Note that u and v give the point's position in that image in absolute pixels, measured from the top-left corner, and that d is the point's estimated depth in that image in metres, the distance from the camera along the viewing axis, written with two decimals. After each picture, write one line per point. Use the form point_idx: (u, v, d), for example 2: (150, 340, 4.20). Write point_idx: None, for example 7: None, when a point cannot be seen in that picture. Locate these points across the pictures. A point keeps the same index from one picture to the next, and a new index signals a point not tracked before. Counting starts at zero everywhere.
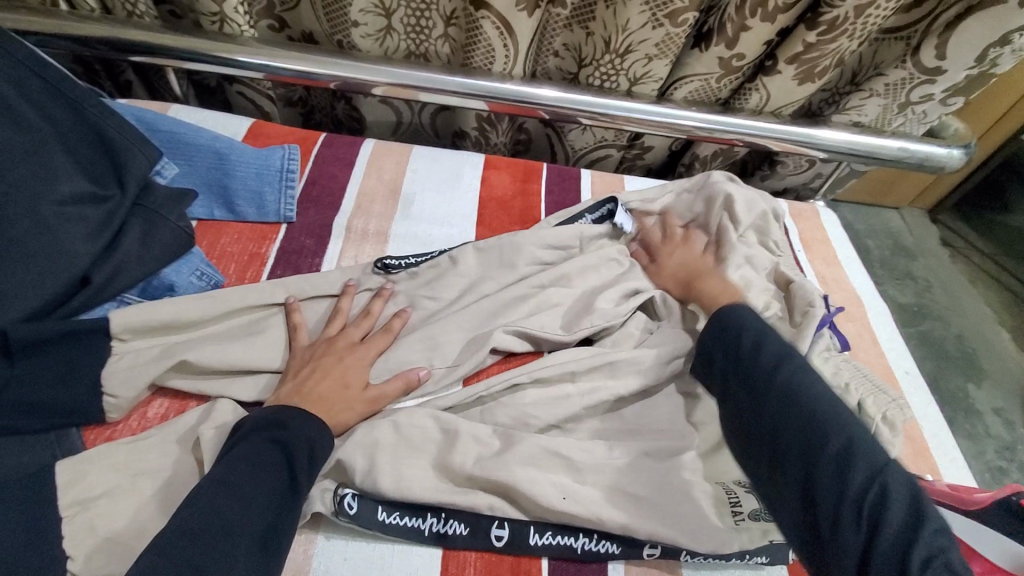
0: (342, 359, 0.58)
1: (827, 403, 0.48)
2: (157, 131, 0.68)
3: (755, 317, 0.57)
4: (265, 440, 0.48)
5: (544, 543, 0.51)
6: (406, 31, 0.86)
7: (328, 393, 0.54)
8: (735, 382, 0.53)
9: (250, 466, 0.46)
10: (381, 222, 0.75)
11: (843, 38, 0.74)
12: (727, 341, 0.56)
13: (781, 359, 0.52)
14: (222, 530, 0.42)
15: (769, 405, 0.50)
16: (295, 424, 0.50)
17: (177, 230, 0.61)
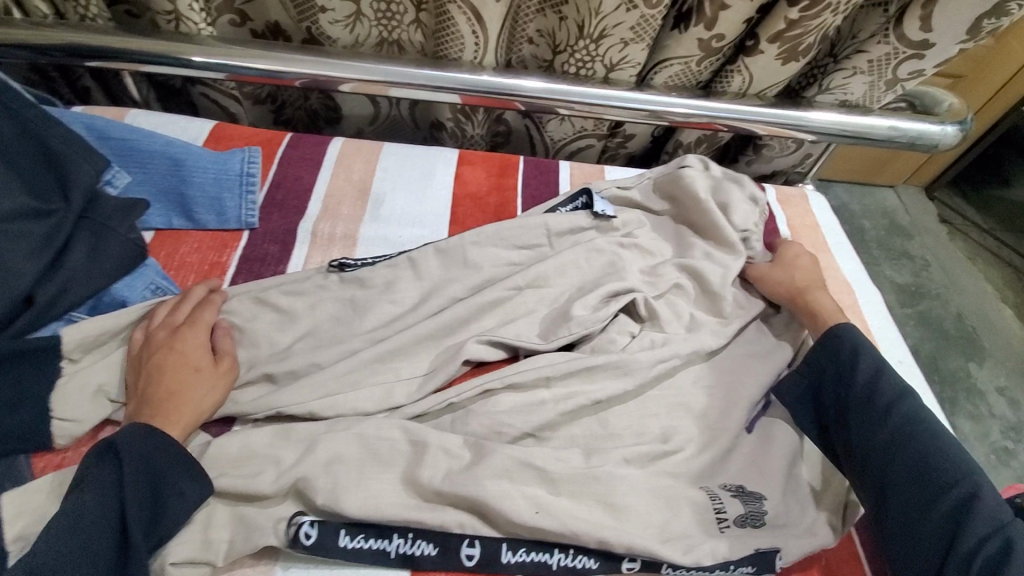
0: (172, 347, 0.54)
1: (946, 448, 0.51)
2: (108, 139, 0.65)
3: (867, 338, 0.60)
4: (105, 477, 0.44)
5: (518, 560, 0.49)
6: (376, 16, 0.82)
7: (168, 392, 0.51)
8: (846, 407, 0.57)
9: (91, 512, 0.42)
10: (348, 225, 0.72)
11: (827, 13, 0.70)
12: (839, 366, 0.59)
13: (898, 395, 0.55)
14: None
15: (885, 441, 0.53)
16: (130, 447, 0.45)
17: (127, 242, 0.59)
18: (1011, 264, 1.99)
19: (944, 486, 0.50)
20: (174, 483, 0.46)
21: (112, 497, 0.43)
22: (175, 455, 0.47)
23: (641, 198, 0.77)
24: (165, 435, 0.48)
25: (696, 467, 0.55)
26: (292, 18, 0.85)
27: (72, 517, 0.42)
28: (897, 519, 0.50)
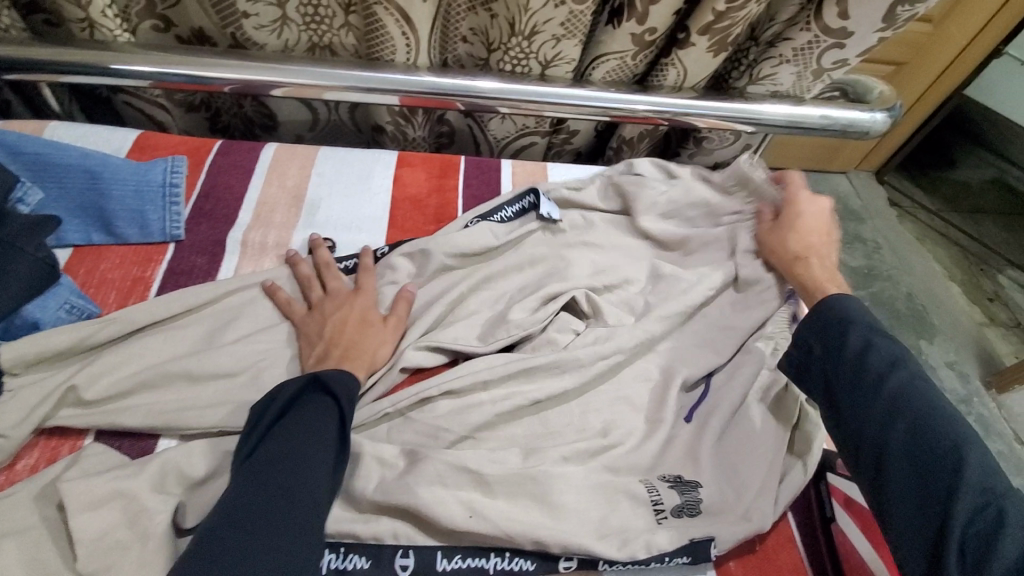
0: (352, 305, 0.61)
1: (941, 419, 0.49)
2: (21, 153, 0.62)
3: (859, 307, 0.57)
4: (313, 412, 0.48)
5: (454, 567, 0.48)
6: (302, 20, 0.81)
7: (353, 340, 0.58)
8: (838, 377, 0.54)
9: (301, 436, 0.46)
10: (281, 232, 0.70)
11: (750, 4, 0.71)
12: (831, 335, 0.56)
13: (894, 366, 0.52)
14: (285, 495, 0.42)
15: (879, 410, 0.51)
16: (336, 388, 0.50)
17: (36, 261, 0.55)
18: (958, 243, 2.07)
19: (938, 456, 0.47)
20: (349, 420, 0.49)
21: (324, 426, 0.47)
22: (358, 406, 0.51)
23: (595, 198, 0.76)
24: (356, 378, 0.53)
25: (636, 460, 0.55)
26: (215, 24, 0.82)
27: (287, 439, 0.45)
28: (892, 491, 0.48)
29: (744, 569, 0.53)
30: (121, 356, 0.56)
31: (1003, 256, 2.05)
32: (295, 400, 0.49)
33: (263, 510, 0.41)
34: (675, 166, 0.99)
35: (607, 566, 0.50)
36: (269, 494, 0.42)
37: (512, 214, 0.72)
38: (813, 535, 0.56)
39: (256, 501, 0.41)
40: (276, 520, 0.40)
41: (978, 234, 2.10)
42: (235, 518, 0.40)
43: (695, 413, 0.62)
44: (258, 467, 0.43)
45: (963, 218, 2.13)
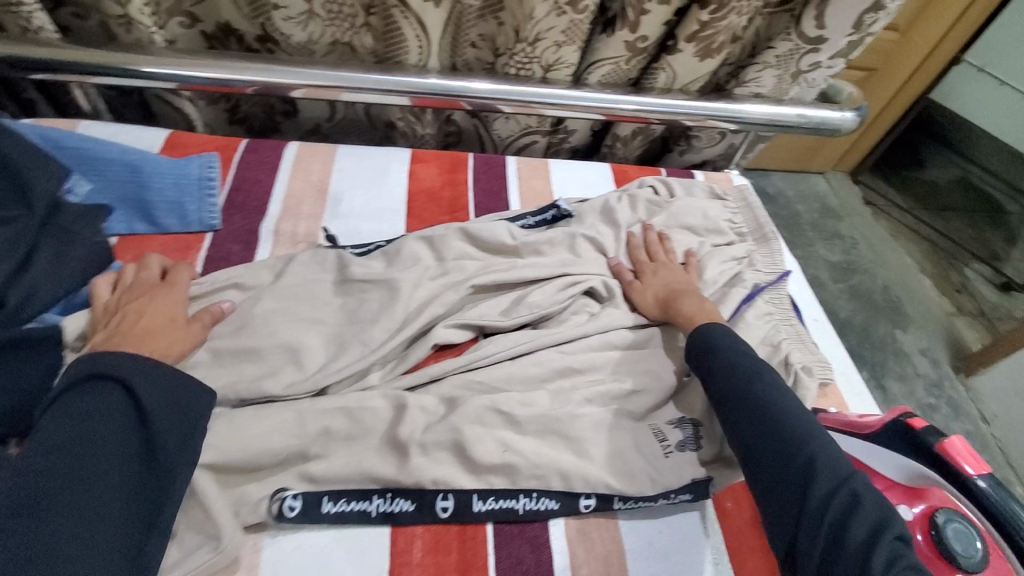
0: (152, 299, 0.59)
1: (796, 418, 0.54)
2: (63, 149, 0.66)
3: (724, 330, 0.64)
4: (110, 390, 0.47)
5: (487, 508, 0.54)
6: (328, 17, 0.86)
7: (148, 330, 0.56)
8: (714, 391, 0.60)
9: (74, 423, 0.44)
10: (310, 223, 0.76)
11: (732, 15, 0.79)
12: (701, 357, 0.63)
13: (753, 377, 0.58)
14: (74, 492, 0.42)
15: (745, 420, 0.56)
16: (130, 368, 0.48)
17: (90, 246, 0.62)
18: (928, 238, 2.18)
19: (799, 447, 0.52)
20: (141, 398, 0.47)
21: (116, 407, 0.46)
22: (179, 378, 0.50)
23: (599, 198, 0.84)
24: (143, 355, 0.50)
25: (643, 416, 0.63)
26: (244, 16, 0.88)
27: (53, 432, 0.44)
28: (764, 481, 0.52)
29: (740, 506, 0.61)
30: None
31: (969, 250, 2.17)
32: (88, 376, 0.46)
33: (50, 503, 0.41)
34: (667, 163, 1.07)
35: (621, 507, 0.57)
36: (56, 491, 0.42)
37: (533, 224, 0.80)
38: None
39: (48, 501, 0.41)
40: (58, 506, 0.41)
41: (946, 230, 2.22)
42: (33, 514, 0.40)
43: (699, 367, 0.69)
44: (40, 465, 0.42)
45: (932, 215, 2.25)
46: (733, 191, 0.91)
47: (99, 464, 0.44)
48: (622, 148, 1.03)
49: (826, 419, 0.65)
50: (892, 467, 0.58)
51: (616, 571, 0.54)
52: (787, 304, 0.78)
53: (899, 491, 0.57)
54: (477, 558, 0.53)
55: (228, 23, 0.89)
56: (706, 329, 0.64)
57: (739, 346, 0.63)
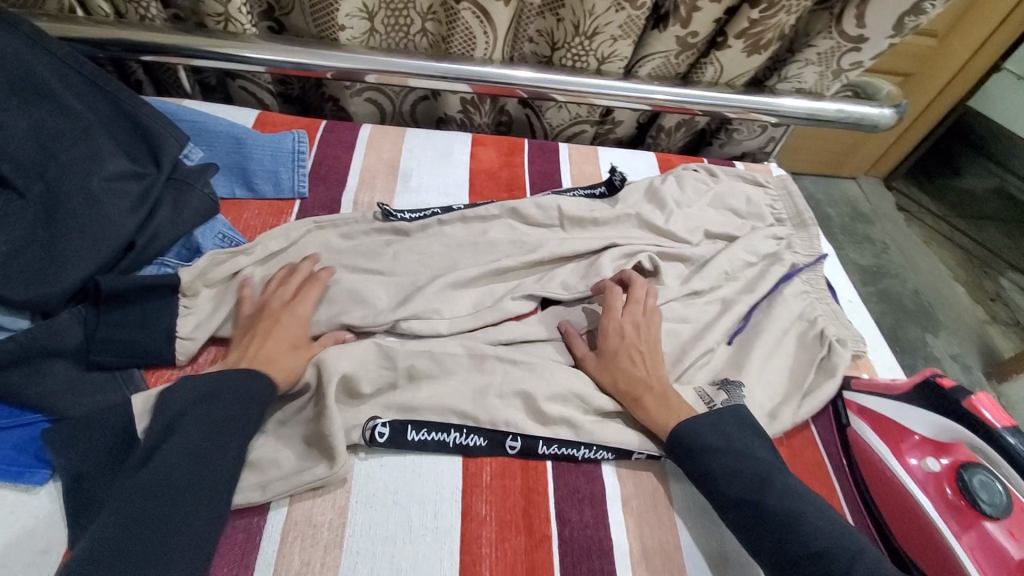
0: (280, 321, 0.61)
1: (826, 525, 0.52)
2: (181, 121, 0.76)
3: (708, 421, 0.60)
4: (215, 414, 0.52)
5: (551, 451, 0.61)
6: (385, 30, 0.95)
7: (269, 357, 0.59)
8: (725, 505, 0.55)
9: (187, 440, 0.50)
10: (384, 195, 0.84)
11: (782, 13, 0.85)
12: (696, 465, 0.58)
13: (763, 480, 0.55)
14: (187, 483, 0.47)
15: (775, 532, 0.52)
16: (239, 396, 0.54)
17: (204, 197, 0.68)
18: (962, 246, 2.17)
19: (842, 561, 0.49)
20: (242, 409, 0.53)
21: (211, 430, 0.51)
22: (268, 392, 0.56)
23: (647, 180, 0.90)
24: (248, 370, 0.56)
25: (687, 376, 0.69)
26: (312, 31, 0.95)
27: (175, 441, 0.49)
28: None
29: (789, 461, 0.68)
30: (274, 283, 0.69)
31: (1003, 260, 2.16)
32: (193, 403, 0.52)
33: (144, 520, 0.44)
34: (707, 155, 1.14)
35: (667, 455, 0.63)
36: (143, 509, 0.45)
37: (581, 195, 0.86)
38: (833, 442, 0.70)
39: (134, 521, 0.44)
40: (168, 495, 0.46)
41: (981, 239, 2.21)
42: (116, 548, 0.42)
43: (738, 336, 0.75)
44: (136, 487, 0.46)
45: (966, 223, 2.25)
46: (774, 180, 0.96)
47: (206, 463, 0.49)
48: (666, 138, 1.09)
49: (858, 384, 0.71)
50: (926, 425, 0.64)
51: (662, 505, 0.60)
52: (823, 285, 0.82)
53: (928, 446, 0.64)
54: (538, 487, 0.59)
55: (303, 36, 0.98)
56: (686, 433, 0.59)
57: (728, 435, 0.59)
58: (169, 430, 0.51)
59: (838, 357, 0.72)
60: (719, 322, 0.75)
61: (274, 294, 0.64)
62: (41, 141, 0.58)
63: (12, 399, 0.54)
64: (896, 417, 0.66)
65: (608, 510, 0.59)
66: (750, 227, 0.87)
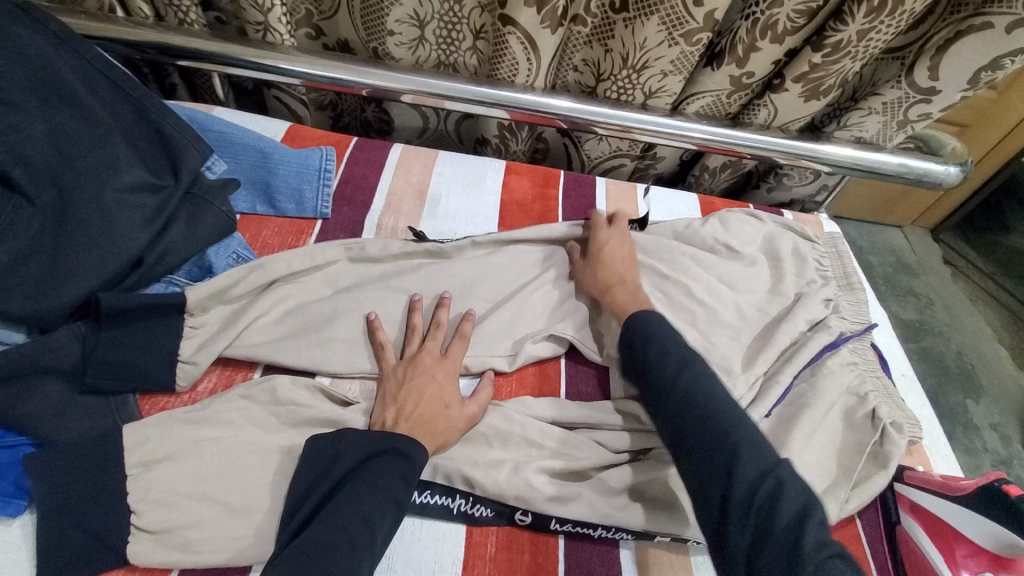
0: (435, 380, 0.59)
1: (723, 402, 0.51)
2: (208, 131, 0.74)
3: (653, 309, 0.60)
4: (388, 478, 0.48)
5: (563, 529, 0.54)
6: (436, 42, 0.91)
7: (425, 419, 0.55)
8: (642, 376, 0.56)
9: (353, 504, 0.46)
10: (409, 220, 0.80)
11: (847, 59, 0.79)
12: (630, 339, 0.58)
13: (682, 362, 0.54)
14: (349, 549, 0.43)
15: (672, 402, 0.52)
16: (416, 461, 0.50)
17: (221, 214, 0.65)
18: (1010, 308, 2.05)
19: (723, 443, 0.48)
20: (406, 478, 0.49)
21: (385, 497, 0.47)
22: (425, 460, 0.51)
23: (687, 226, 0.85)
24: (417, 443, 0.52)
25: None
26: (361, 38, 0.93)
27: (346, 504, 0.46)
28: (694, 467, 0.48)
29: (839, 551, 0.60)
30: (287, 308, 0.65)
31: None
32: (366, 465, 0.50)
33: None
34: (753, 199, 1.08)
35: (694, 542, 0.56)
36: (310, 562, 0.41)
37: None
38: (880, 537, 0.62)
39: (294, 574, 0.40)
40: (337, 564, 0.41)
41: None
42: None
43: (778, 408, 0.69)
44: (306, 539, 0.43)
45: (1015, 283, 2.12)
46: (823, 237, 0.90)
47: (370, 535, 0.45)
48: (710, 178, 1.03)
49: (910, 477, 0.63)
50: (982, 533, 0.57)
51: None
52: (871, 356, 0.76)
53: (984, 557, 0.57)
54: (548, 565, 0.53)
55: (346, 41, 0.95)
56: (630, 321, 0.60)
57: (665, 325, 0.59)
58: (343, 486, 0.48)
59: (892, 443, 0.65)
60: (758, 390, 0.69)
61: (422, 351, 0.62)
62: (57, 147, 0.56)
63: None
64: (956, 523, 0.58)
65: None
66: (800, 287, 0.81)
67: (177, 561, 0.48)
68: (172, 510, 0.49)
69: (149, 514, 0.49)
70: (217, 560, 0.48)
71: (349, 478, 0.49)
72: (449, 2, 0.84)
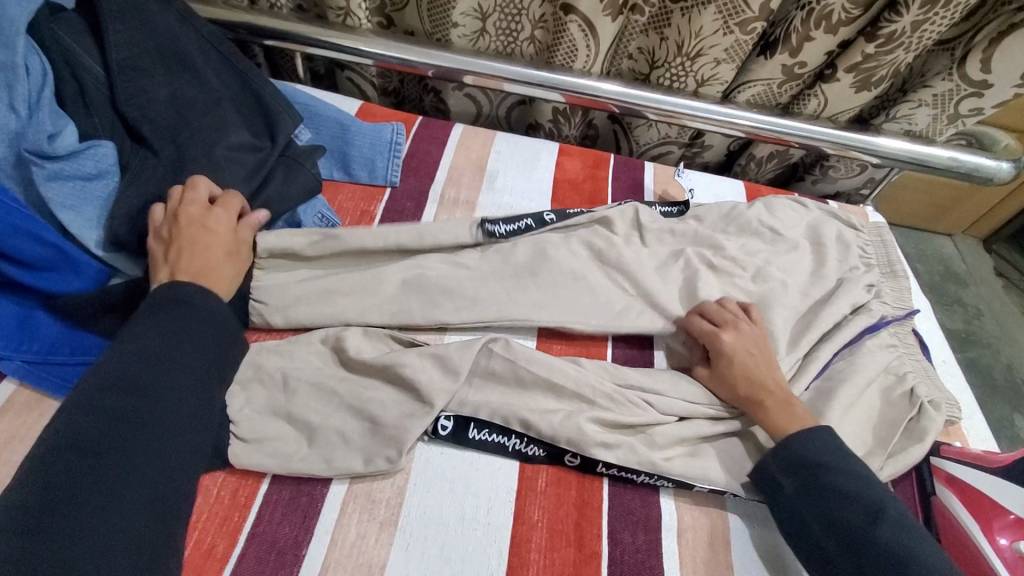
0: (208, 229, 0.58)
1: (938, 569, 0.49)
2: (295, 104, 0.81)
3: (830, 442, 0.58)
4: (162, 323, 0.51)
5: (609, 471, 0.59)
6: (495, 33, 0.96)
7: (204, 268, 0.56)
8: (823, 523, 0.54)
9: (133, 350, 0.48)
10: (470, 193, 0.86)
11: (900, 50, 0.81)
12: (806, 474, 0.56)
13: (877, 513, 0.52)
14: (136, 391, 0.46)
15: (873, 563, 0.50)
16: (191, 303, 0.53)
17: (310, 174, 0.72)
18: None
19: None
20: (166, 323, 0.51)
21: (175, 345, 0.50)
22: (196, 297, 0.54)
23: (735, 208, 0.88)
24: (192, 288, 0.54)
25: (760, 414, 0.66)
26: (425, 30, 1.00)
27: (138, 346, 0.48)
28: None
29: None
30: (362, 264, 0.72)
31: None
32: (180, 317, 0.52)
33: (112, 429, 0.44)
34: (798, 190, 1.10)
35: (731, 494, 0.60)
36: (112, 414, 0.45)
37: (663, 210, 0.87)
38: (914, 507, 0.65)
39: (105, 418, 0.44)
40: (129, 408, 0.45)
41: None
42: (89, 439, 0.43)
43: (816, 383, 0.72)
44: (110, 376, 0.46)
45: None
46: (869, 226, 0.92)
47: (164, 379, 0.48)
48: (756, 168, 1.06)
49: (946, 450, 0.66)
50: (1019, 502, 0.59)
51: (720, 543, 0.58)
52: (912, 340, 0.78)
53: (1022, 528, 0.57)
54: (592, 501, 0.58)
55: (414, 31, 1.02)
56: (797, 446, 0.58)
57: (845, 459, 0.57)
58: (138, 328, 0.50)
59: (930, 419, 0.67)
60: (797, 365, 0.72)
61: (185, 202, 0.59)
62: (178, 109, 0.65)
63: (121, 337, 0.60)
64: (992, 493, 0.60)
65: (662, 539, 0.57)
66: (843, 273, 0.83)
67: (269, 465, 0.55)
68: (266, 425, 0.57)
69: (245, 426, 0.56)
70: (302, 469, 0.55)
71: (166, 321, 0.51)
72: None
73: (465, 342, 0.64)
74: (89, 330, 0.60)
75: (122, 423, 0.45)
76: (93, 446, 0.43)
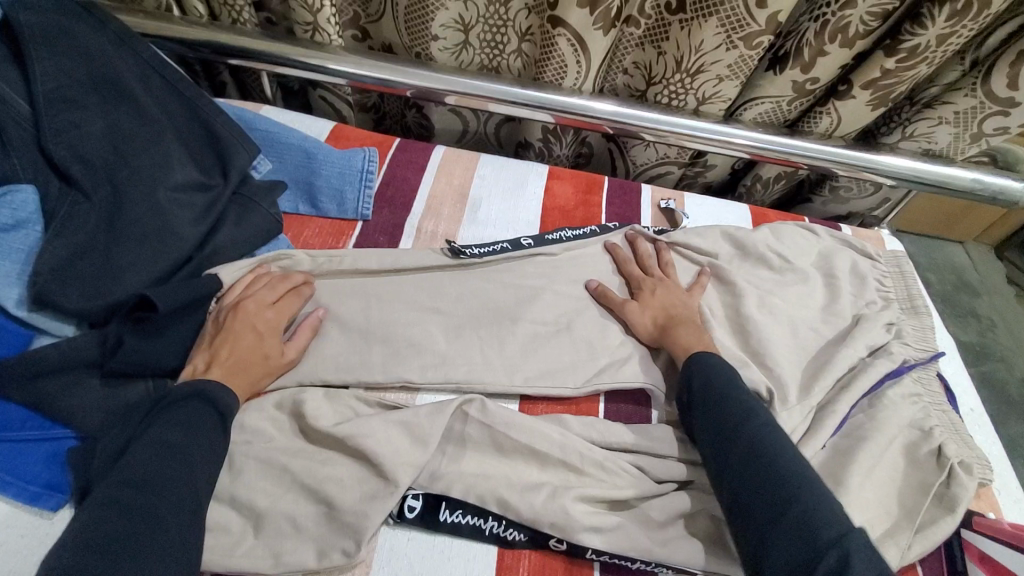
0: (257, 330, 0.58)
1: (789, 460, 0.49)
2: (255, 130, 0.74)
3: (722, 365, 0.58)
4: (187, 417, 0.49)
5: (599, 558, 0.52)
6: (481, 45, 0.89)
7: (237, 368, 0.55)
8: (704, 423, 0.55)
9: (151, 447, 0.46)
10: (449, 225, 0.79)
11: (923, 65, 0.73)
12: (692, 388, 0.58)
13: (748, 414, 0.53)
14: (151, 487, 0.43)
15: (734, 452, 0.51)
16: (212, 398, 0.51)
17: (267, 216, 0.67)
18: None
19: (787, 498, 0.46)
20: (189, 413, 0.49)
21: (195, 439, 0.48)
22: (218, 389, 0.52)
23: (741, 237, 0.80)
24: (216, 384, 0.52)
25: None
26: (403, 42, 0.92)
27: (159, 439, 0.46)
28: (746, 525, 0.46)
29: None
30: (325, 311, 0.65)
31: None
32: (201, 410, 0.50)
33: (120, 526, 0.40)
34: (806, 211, 1.02)
35: None
36: (126, 511, 0.41)
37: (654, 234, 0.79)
38: None
39: (115, 514, 0.41)
40: (141, 504, 0.42)
41: None
42: (101, 538, 0.39)
43: (832, 441, 0.64)
44: (127, 474, 0.44)
45: None
46: (886, 255, 0.84)
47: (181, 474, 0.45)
48: (762, 189, 0.98)
49: (979, 523, 0.59)
50: None
51: None
52: (937, 387, 0.70)
53: None
54: None
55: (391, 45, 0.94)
56: (696, 367, 0.59)
57: (735, 378, 0.57)
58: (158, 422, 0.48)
59: (962, 485, 0.60)
60: (814, 421, 0.64)
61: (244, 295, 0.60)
62: (115, 144, 0.58)
63: (43, 410, 0.52)
64: None
65: None
66: (860, 310, 0.75)
67: (207, 563, 0.47)
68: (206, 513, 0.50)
69: None
70: (245, 566, 0.48)
71: (185, 412, 0.49)
72: (494, 6, 0.83)
73: (437, 405, 0.57)
74: (9, 401, 0.52)
75: (135, 522, 0.41)
76: (103, 544, 0.39)
